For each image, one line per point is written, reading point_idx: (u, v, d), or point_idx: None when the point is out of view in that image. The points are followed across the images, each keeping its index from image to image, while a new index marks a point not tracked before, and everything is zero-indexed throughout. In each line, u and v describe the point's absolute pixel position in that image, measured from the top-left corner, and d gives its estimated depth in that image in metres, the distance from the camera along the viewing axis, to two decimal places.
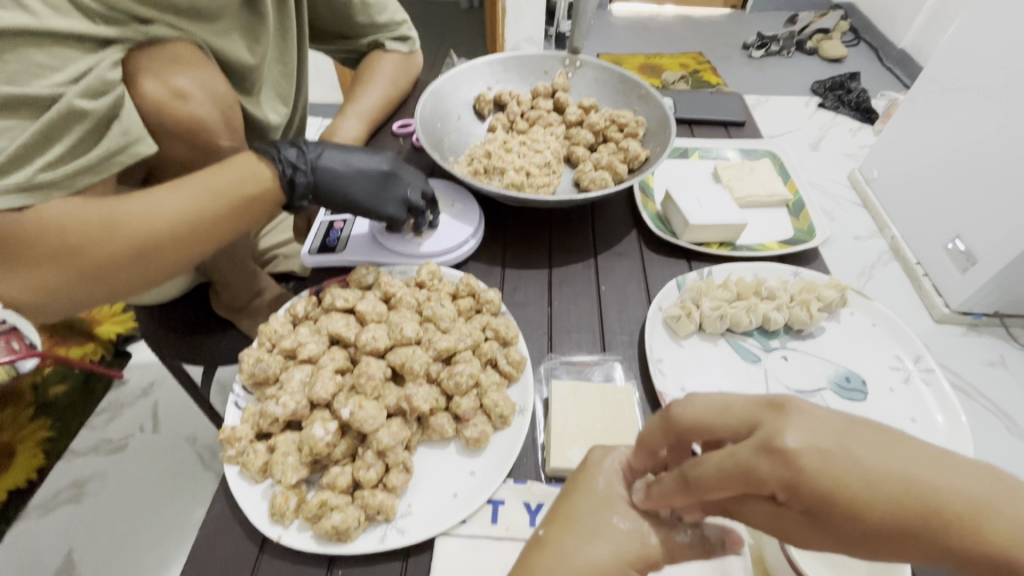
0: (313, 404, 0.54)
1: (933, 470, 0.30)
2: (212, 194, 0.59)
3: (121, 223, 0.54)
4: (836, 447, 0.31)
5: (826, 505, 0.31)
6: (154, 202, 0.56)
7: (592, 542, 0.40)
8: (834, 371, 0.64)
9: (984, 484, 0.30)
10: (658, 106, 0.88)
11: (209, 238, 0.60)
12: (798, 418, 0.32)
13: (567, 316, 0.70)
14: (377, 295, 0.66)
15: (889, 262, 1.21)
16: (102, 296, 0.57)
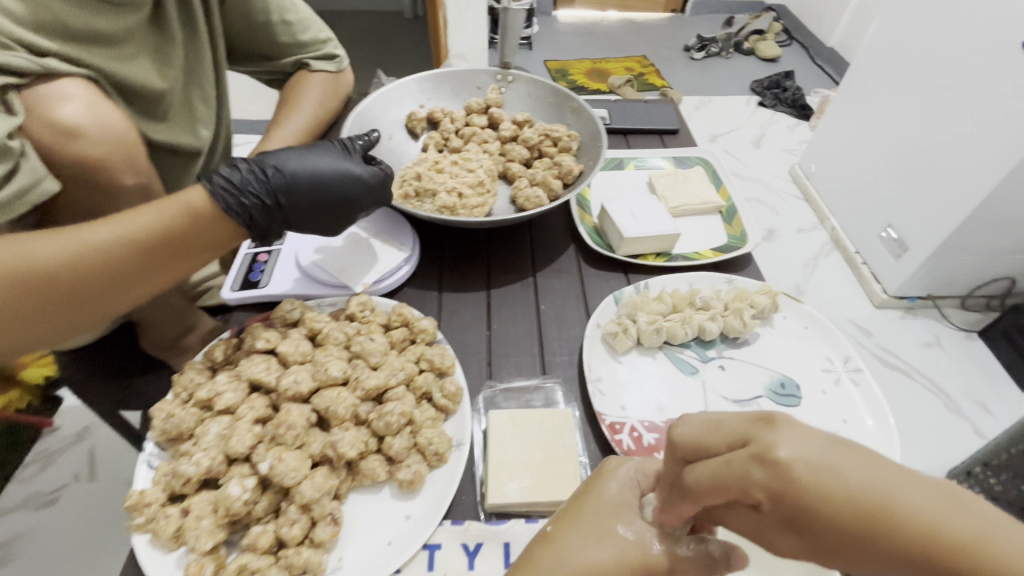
0: (231, 459, 0.50)
1: (895, 482, 0.29)
2: (154, 236, 0.53)
3: (35, 265, 0.47)
4: (821, 460, 0.29)
5: (811, 517, 0.29)
6: (79, 237, 0.50)
7: (594, 547, 0.41)
8: (769, 377, 0.65)
9: (944, 495, 0.29)
10: (590, 120, 0.88)
11: (149, 275, 0.54)
12: (789, 428, 0.30)
13: (507, 338, 0.69)
14: (302, 332, 0.62)
15: (831, 253, 1.28)
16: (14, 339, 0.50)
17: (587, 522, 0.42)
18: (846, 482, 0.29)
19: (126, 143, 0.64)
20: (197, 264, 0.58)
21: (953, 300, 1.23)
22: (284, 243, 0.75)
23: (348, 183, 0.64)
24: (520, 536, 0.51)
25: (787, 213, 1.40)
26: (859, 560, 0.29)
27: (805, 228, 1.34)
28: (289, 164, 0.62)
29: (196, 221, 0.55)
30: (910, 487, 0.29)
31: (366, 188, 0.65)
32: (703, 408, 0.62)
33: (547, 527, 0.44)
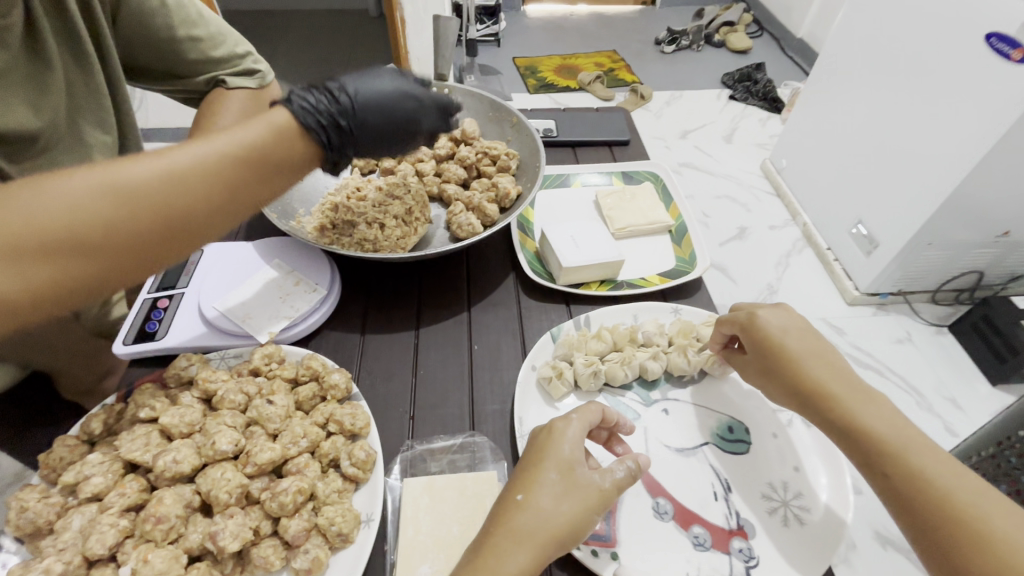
0: (92, 559, 0.43)
1: (812, 360, 0.52)
2: (246, 150, 0.46)
3: (124, 187, 0.40)
4: (780, 330, 0.55)
5: (765, 349, 0.55)
6: (169, 155, 0.43)
7: (557, 496, 0.43)
8: (716, 421, 0.60)
9: (840, 378, 0.51)
10: (529, 135, 0.82)
11: (244, 202, 0.47)
12: (774, 311, 0.57)
13: (434, 384, 0.63)
14: (193, 395, 0.55)
15: (803, 250, 1.22)
16: (94, 291, 0.41)
17: (551, 475, 0.44)
18: (783, 341, 0.54)
19: None
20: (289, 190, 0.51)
21: (923, 293, 1.17)
22: (189, 286, 0.68)
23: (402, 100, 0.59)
24: None
25: (758, 210, 1.32)
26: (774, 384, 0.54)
27: (777, 225, 1.26)
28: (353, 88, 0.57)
29: (290, 138, 0.49)
30: (821, 365, 0.52)
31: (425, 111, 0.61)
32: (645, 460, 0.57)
33: (520, 496, 0.43)
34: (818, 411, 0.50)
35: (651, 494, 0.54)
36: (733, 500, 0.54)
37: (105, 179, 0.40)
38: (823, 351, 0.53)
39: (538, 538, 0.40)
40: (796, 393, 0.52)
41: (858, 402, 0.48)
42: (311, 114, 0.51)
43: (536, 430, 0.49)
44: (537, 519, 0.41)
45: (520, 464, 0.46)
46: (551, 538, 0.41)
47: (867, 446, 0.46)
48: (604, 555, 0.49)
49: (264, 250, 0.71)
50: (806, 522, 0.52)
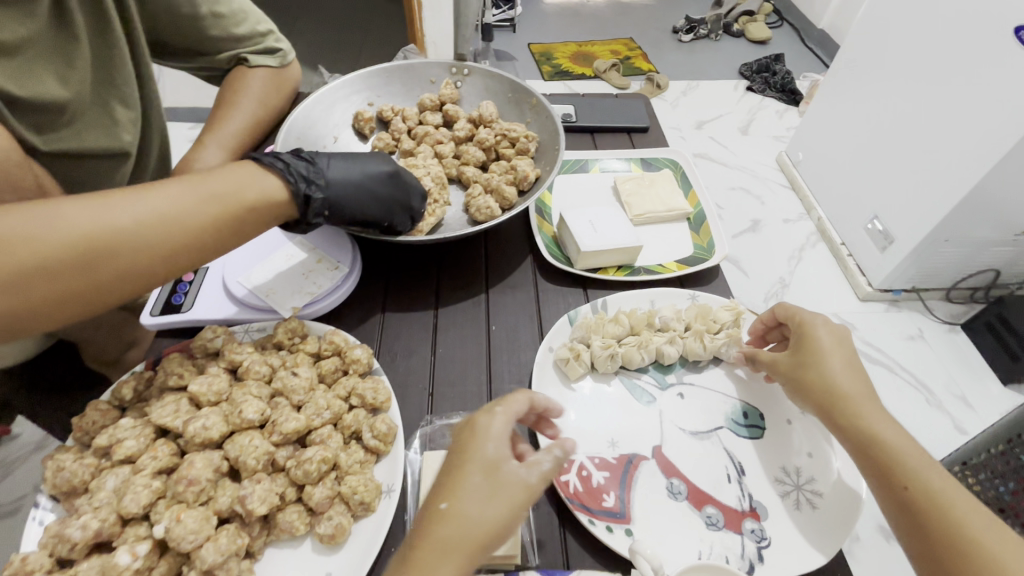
0: (125, 518, 0.45)
1: (845, 372, 0.52)
2: (190, 196, 0.50)
3: (61, 226, 0.43)
4: (827, 340, 0.54)
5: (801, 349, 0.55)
6: (116, 197, 0.47)
7: (479, 501, 0.41)
8: (731, 407, 0.60)
9: (864, 391, 0.51)
10: (549, 118, 0.82)
11: (178, 252, 0.49)
12: (822, 320, 0.56)
13: (452, 363, 0.64)
14: (220, 366, 0.57)
15: (816, 244, 1.21)
16: (28, 317, 0.44)
17: (473, 476, 0.42)
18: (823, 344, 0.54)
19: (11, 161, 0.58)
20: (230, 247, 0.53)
21: (938, 291, 1.16)
22: (214, 260, 0.69)
23: (385, 168, 0.66)
24: None
25: (773, 202, 1.30)
26: (799, 392, 0.53)
27: (791, 219, 1.25)
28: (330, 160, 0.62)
29: (242, 189, 0.53)
30: (854, 379, 0.52)
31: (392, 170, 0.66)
32: (660, 442, 0.57)
33: (442, 503, 0.41)
34: (840, 425, 0.50)
35: (664, 475, 0.55)
36: (746, 483, 0.55)
37: (54, 216, 0.44)
38: (854, 361, 0.53)
39: (459, 549, 0.39)
40: (820, 404, 0.52)
41: (878, 420, 0.49)
42: (274, 165, 0.57)
43: (466, 421, 0.46)
44: (461, 528, 0.40)
45: (450, 459, 0.44)
46: (472, 546, 0.39)
47: (880, 464, 0.47)
48: (618, 531, 0.50)
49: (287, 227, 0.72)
50: (818, 506, 0.53)
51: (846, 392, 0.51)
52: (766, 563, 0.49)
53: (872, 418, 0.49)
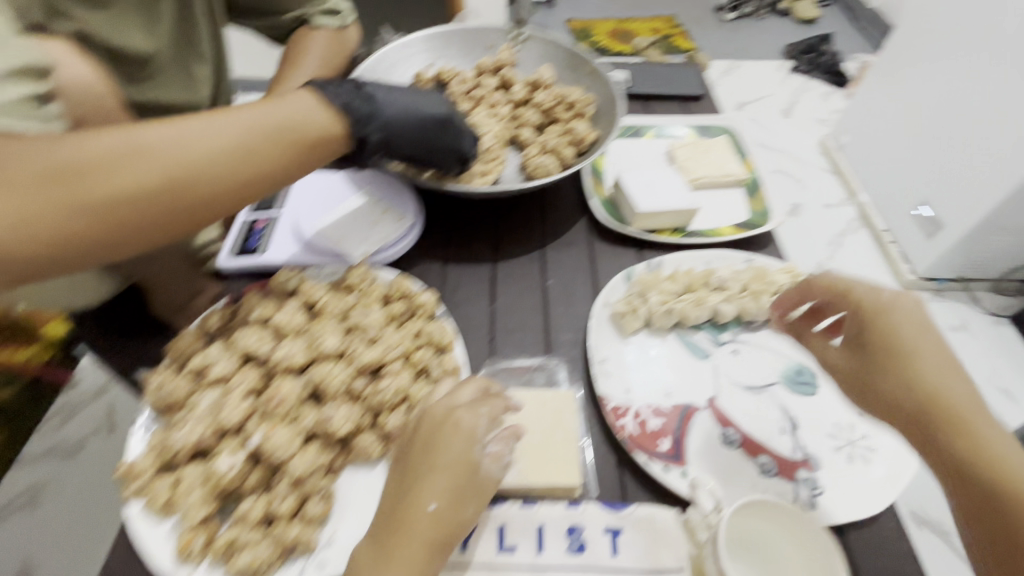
0: (221, 432, 0.49)
1: (948, 373, 0.41)
2: (256, 124, 0.51)
3: (150, 145, 0.46)
4: (928, 329, 0.43)
5: (872, 341, 0.44)
6: (189, 124, 0.48)
7: (439, 507, 0.43)
8: (785, 365, 0.61)
9: (972, 393, 0.40)
10: (607, 83, 0.83)
11: (251, 180, 0.51)
12: (879, 296, 0.46)
13: (511, 314, 0.67)
14: (298, 303, 0.60)
15: (857, 231, 1.06)
16: (114, 238, 0.45)
17: (438, 479, 0.44)
18: (900, 337, 0.43)
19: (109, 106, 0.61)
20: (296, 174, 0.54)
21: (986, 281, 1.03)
22: (284, 208, 0.72)
23: (438, 110, 0.66)
24: (517, 516, 0.50)
25: (811, 184, 1.14)
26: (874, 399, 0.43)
27: (833, 203, 1.10)
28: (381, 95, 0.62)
29: (305, 117, 0.54)
30: (963, 381, 0.40)
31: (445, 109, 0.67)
32: (714, 394, 0.59)
33: (428, 504, 0.43)
34: (935, 438, 0.39)
35: (719, 424, 0.57)
36: (799, 436, 0.56)
37: (143, 138, 0.46)
38: (950, 352, 0.42)
39: (411, 564, 0.41)
40: (899, 405, 0.42)
41: (995, 432, 0.38)
42: (332, 101, 0.56)
43: (421, 416, 0.48)
44: (423, 538, 0.42)
45: (400, 466, 0.46)
46: (429, 549, 0.42)
47: (986, 489, 0.37)
48: (675, 471, 0.52)
49: (352, 179, 0.74)
50: (873, 460, 0.54)
51: (945, 393, 0.40)
52: (819, 509, 0.51)
53: (977, 428, 0.38)
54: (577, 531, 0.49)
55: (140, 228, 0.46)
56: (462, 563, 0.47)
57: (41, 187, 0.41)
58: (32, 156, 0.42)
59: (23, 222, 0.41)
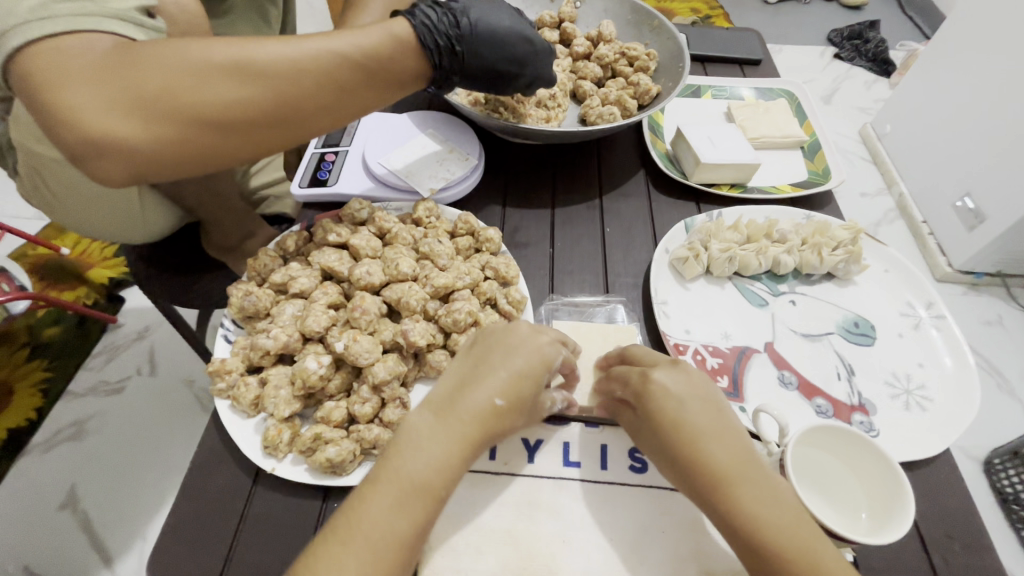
0: (306, 337, 0.52)
1: (713, 438, 0.41)
2: (351, 54, 0.49)
3: (258, 60, 0.46)
4: (699, 400, 0.43)
5: (653, 421, 0.43)
6: (288, 44, 0.47)
7: (494, 398, 0.43)
8: (843, 316, 0.62)
9: (746, 460, 0.40)
10: (671, 39, 0.83)
11: (346, 111, 0.51)
12: (671, 371, 0.45)
13: (571, 256, 0.67)
14: (370, 231, 0.62)
15: (895, 221, 1.10)
16: (224, 148, 0.47)
17: (500, 375, 0.44)
18: (677, 415, 0.42)
19: (199, 27, 0.62)
20: (380, 103, 0.54)
21: None
22: (352, 145, 0.74)
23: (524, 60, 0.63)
24: (581, 437, 0.51)
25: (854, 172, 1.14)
26: (666, 464, 0.42)
27: (869, 192, 1.09)
28: (478, 37, 0.58)
29: (395, 48, 0.52)
30: (726, 446, 0.41)
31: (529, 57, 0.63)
32: (772, 338, 0.60)
33: (489, 397, 0.43)
34: (711, 504, 0.40)
35: (776, 366, 0.58)
36: (856, 382, 0.57)
37: (254, 53, 0.46)
38: (732, 422, 0.43)
39: (456, 442, 0.41)
40: (729, 524, 0.39)
41: (764, 499, 0.39)
42: (430, 53, 0.54)
43: (487, 329, 0.49)
44: (480, 421, 0.42)
45: (463, 365, 0.46)
46: (483, 434, 0.42)
47: (771, 562, 0.37)
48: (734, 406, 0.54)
49: (418, 120, 0.76)
50: (929, 407, 0.55)
51: (732, 470, 0.40)
52: None
53: (756, 504, 0.39)
54: (639, 453, 0.51)
55: (245, 142, 0.48)
56: (529, 474, 0.49)
57: (160, 99, 0.43)
58: (152, 65, 0.43)
59: (151, 126, 0.44)
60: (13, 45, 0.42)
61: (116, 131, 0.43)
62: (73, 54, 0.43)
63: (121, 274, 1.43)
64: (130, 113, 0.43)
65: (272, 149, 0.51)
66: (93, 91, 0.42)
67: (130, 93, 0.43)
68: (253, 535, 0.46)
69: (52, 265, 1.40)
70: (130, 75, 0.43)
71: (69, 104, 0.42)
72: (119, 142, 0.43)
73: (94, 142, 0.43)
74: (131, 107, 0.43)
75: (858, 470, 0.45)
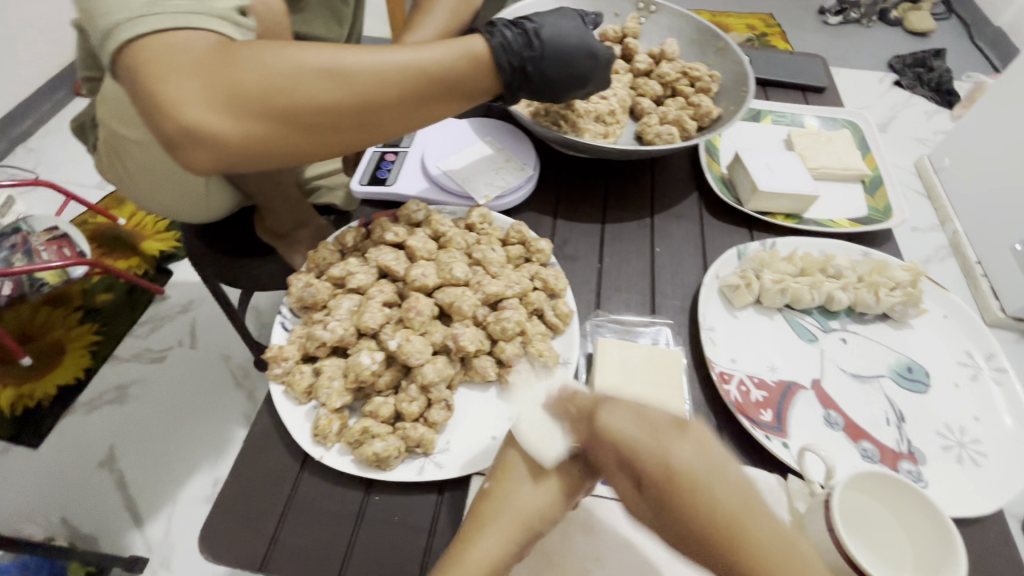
0: (360, 332, 0.54)
1: (718, 497, 0.34)
2: (432, 68, 0.51)
3: (345, 68, 0.48)
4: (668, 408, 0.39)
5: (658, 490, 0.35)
6: (377, 54, 0.49)
7: (535, 484, 0.43)
8: (896, 360, 0.61)
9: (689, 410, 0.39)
10: (737, 62, 0.82)
11: (419, 119, 0.53)
12: (651, 426, 0.38)
13: (619, 273, 0.67)
14: (426, 233, 0.64)
15: (946, 259, 1.09)
16: (305, 147, 0.50)
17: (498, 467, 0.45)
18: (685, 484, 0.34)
19: (281, 25, 0.64)
20: (451, 115, 0.55)
21: None
22: (412, 146, 0.76)
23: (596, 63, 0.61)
24: None
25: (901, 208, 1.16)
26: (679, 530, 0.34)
27: (920, 228, 1.12)
28: (552, 50, 0.57)
29: (472, 63, 0.52)
30: (726, 483, 0.34)
31: (598, 62, 0.61)
32: (819, 375, 0.59)
33: (524, 486, 0.43)
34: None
35: (823, 406, 0.57)
36: (906, 429, 0.55)
37: (343, 61, 0.48)
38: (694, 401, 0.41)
39: (514, 519, 0.42)
40: None
41: None
42: (504, 73, 0.54)
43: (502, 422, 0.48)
44: (514, 517, 0.42)
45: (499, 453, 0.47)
46: (519, 526, 0.42)
47: None
48: (777, 441, 0.53)
49: (477, 126, 0.77)
50: (983, 464, 0.53)
51: (703, 477, 0.34)
52: None
53: (771, 542, 0.33)
54: None
55: (325, 142, 0.50)
56: None
57: (254, 98, 0.46)
58: (249, 64, 0.45)
59: (241, 123, 0.46)
60: (125, 38, 0.45)
61: (211, 125, 0.46)
62: (176, 48, 0.45)
63: (170, 249, 1.50)
64: (226, 108, 0.46)
65: (347, 150, 0.53)
66: (193, 86, 0.45)
67: (228, 92, 0.45)
68: (298, 517, 0.48)
69: (108, 234, 1.49)
70: (228, 74, 0.45)
71: (171, 95, 0.45)
72: (213, 134, 0.46)
73: (191, 133, 0.46)
74: (226, 103, 0.45)
75: (915, 536, 0.43)
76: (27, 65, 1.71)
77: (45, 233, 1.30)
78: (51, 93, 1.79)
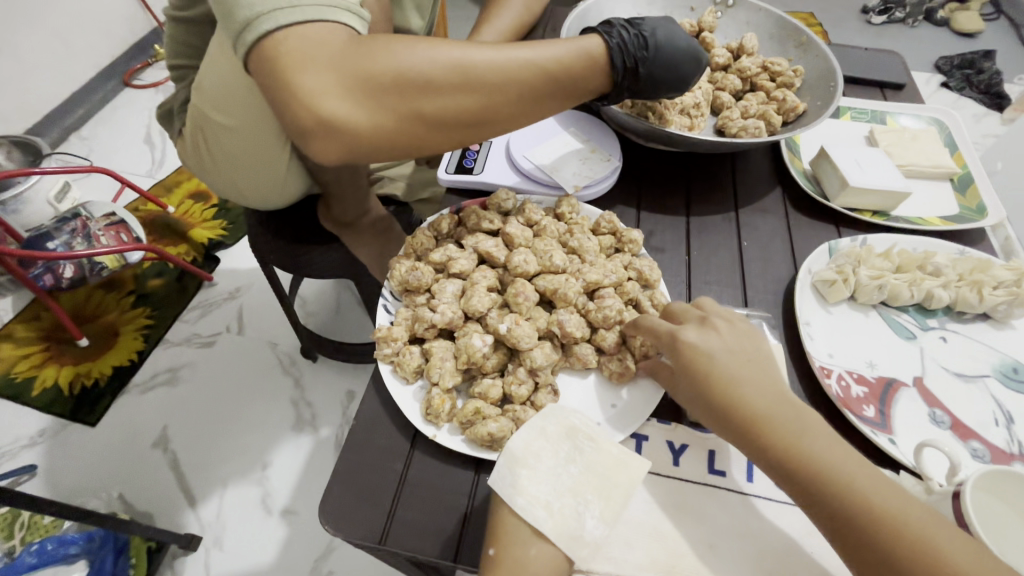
0: (468, 316, 0.56)
1: (741, 374, 0.46)
2: (550, 66, 0.52)
3: (470, 63, 0.49)
4: (761, 405, 0.45)
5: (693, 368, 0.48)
6: (500, 50, 0.50)
7: (540, 543, 0.43)
8: (1000, 360, 0.59)
9: (777, 399, 0.45)
10: (821, 57, 0.81)
11: (530, 115, 0.54)
12: (700, 329, 0.50)
13: (707, 266, 0.67)
14: (519, 221, 0.64)
15: None
16: (423, 141, 0.52)
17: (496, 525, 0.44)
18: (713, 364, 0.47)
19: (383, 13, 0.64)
20: (560, 112, 0.57)
21: None
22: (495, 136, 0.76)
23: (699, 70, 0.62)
24: (726, 446, 0.51)
25: None
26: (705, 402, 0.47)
27: None
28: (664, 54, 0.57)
29: (587, 62, 0.54)
30: (747, 371, 0.47)
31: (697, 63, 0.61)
32: (921, 373, 0.58)
33: (531, 547, 0.43)
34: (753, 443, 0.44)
35: (927, 403, 0.56)
36: (1015, 430, 0.54)
37: (469, 57, 0.49)
38: (767, 373, 0.47)
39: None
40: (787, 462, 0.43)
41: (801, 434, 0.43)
42: (615, 71, 0.55)
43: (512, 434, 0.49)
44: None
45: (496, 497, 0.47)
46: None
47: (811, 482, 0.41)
48: (885, 438, 0.53)
49: (559, 118, 0.77)
50: None
51: (723, 361, 0.47)
52: None
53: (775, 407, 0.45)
54: None
55: (440, 139, 0.52)
56: (675, 476, 0.49)
57: (387, 93, 0.47)
58: (383, 58, 0.47)
59: (371, 116, 0.48)
60: (265, 29, 0.45)
61: (345, 118, 0.47)
62: (314, 42, 0.46)
63: (218, 237, 1.53)
64: (359, 102, 0.47)
65: (459, 143, 0.55)
66: (333, 83, 0.46)
67: (363, 86, 0.47)
68: (411, 494, 0.49)
69: (161, 222, 1.52)
70: (364, 69, 0.46)
71: (308, 89, 0.46)
72: (345, 127, 0.48)
73: (326, 126, 0.48)
74: (360, 96, 0.47)
75: None
76: (81, 55, 1.76)
77: (104, 219, 1.33)
78: (102, 82, 1.83)
